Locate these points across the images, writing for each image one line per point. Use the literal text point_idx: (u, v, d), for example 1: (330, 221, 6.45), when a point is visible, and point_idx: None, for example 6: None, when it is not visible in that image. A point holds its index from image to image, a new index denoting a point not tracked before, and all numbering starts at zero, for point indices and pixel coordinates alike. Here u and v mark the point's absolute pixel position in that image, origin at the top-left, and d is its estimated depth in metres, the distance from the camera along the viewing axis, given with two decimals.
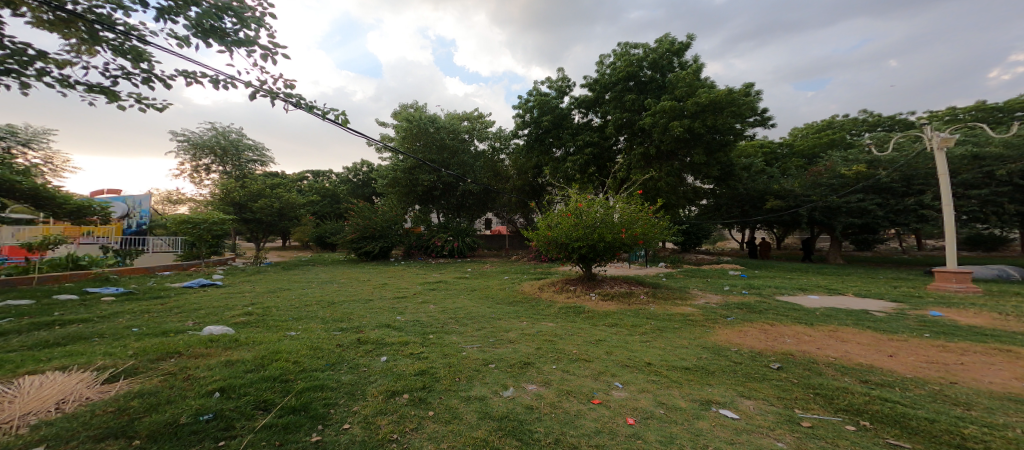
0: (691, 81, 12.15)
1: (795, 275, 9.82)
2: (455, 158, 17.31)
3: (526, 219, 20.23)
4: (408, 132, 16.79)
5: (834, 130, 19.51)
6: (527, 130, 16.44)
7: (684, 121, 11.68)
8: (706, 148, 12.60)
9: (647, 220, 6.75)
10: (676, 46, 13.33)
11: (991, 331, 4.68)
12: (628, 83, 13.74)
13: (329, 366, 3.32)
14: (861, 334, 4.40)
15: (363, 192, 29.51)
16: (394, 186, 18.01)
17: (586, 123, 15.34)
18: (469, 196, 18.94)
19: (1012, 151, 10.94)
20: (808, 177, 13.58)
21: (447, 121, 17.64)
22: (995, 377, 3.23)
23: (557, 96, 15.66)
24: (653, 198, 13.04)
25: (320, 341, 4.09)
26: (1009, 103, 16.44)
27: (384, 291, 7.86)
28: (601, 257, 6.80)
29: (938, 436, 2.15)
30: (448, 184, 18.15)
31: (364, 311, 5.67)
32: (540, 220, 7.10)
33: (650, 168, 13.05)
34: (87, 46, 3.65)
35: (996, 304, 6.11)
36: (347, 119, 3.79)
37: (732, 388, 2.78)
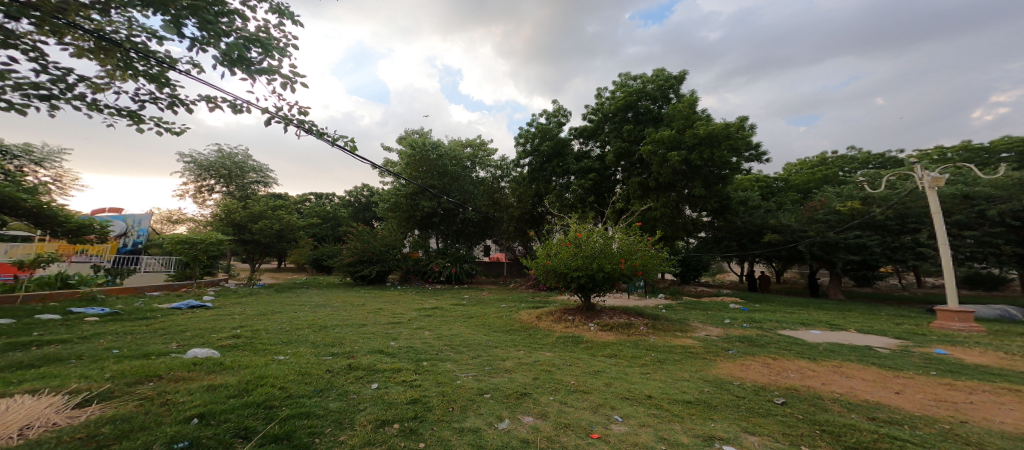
0: (688, 114, 12.53)
1: (796, 309, 9.70)
2: (455, 184, 17.54)
3: (525, 247, 20.18)
4: (412, 158, 17.06)
5: (828, 166, 19.93)
6: (528, 159, 16.74)
7: (681, 152, 11.93)
8: (705, 181, 12.77)
9: (646, 251, 6.72)
10: (673, 81, 13.79)
11: (1000, 371, 4.56)
12: (627, 113, 14.20)
13: (318, 392, 3.21)
14: (866, 370, 4.30)
15: (364, 216, 29.68)
16: (394, 210, 18.11)
17: (586, 151, 15.66)
18: (469, 223, 19.00)
19: (1001, 192, 11.17)
20: (805, 213, 13.71)
21: (450, 148, 17.96)
22: (1007, 417, 3.13)
23: (557, 126, 16.04)
24: (651, 229, 13.12)
25: (309, 366, 3.96)
26: (995, 145, 16.96)
27: (378, 316, 7.69)
28: (600, 287, 6.76)
29: None
30: (448, 210, 18.28)
31: (357, 336, 5.53)
32: (540, 248, 7.10)
33: (648, 199, 13.19)
34: (119, 71, 3.79)
35: (1000, 343, 6.01)
36: (355, 146, 3.85)
37: (735, 423, 2.68)
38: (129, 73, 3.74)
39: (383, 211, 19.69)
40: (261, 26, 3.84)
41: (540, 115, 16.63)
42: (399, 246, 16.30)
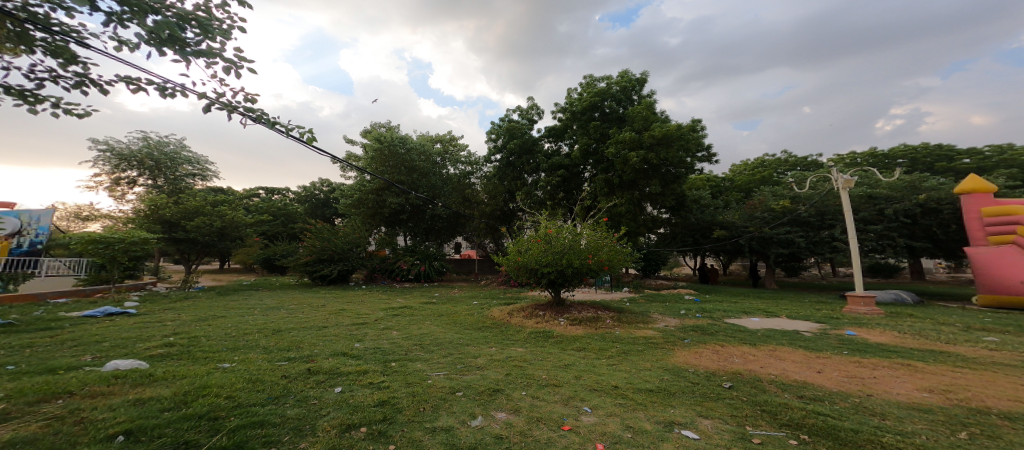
0: (646, 115, 13.14)
1: (740, 299, 10.62)
2: (424, 180, 17.17)
3: (497, 244, 20.15)
4: (378, 153, 16.48)
5: (765, 168, 21.92)
6: (499, 155, 16.75)
7: (641, 152, 12.50)
8: (663, 180, 13.51)
9: (612, 247, 6.95)
10: (635, 83, 14.36)
11: (900, 349, 5.33)
12: (593, 113, 14.64)
13: (272, 399, 3.01)
14: (795, 352, 4.84)
15: (324, 212, 27.99)
16: (359, 206, 17.44)
17: (556, 150, 16.03)
18: (438, 220, 18.74)
19: (897, 193, 12.98)
20: (746, 210, 14.95)
21: (418, 143, 17.56)
22: (902, 388, 3.69)
23: (528, 124, 16.17)
24: (615, 225, 13.71)
25: (261, 373, 3.71)
26: (892, 152, 19.59)
27: (341, 317, 7.31)
28: (569, 282, 6.94)
29: (862, 446, 2.45)
30: (417, 206, 17.81)
31: (316, 339, 5.23)
32: (511, 245, 7.18)
33: (614, 195, 13.72)
34: (13, 46, 3.22)
35: (897, 324, 7.02)
36: (313, 137, 3.44)
37: (691, 408, 2.91)
38: (25, 47, 3.19)
39: (345, 207, 18.84)
40: (200, 5, 3.47)
41: (514, 111, 16.71)
42: (362, 244, 15.62)
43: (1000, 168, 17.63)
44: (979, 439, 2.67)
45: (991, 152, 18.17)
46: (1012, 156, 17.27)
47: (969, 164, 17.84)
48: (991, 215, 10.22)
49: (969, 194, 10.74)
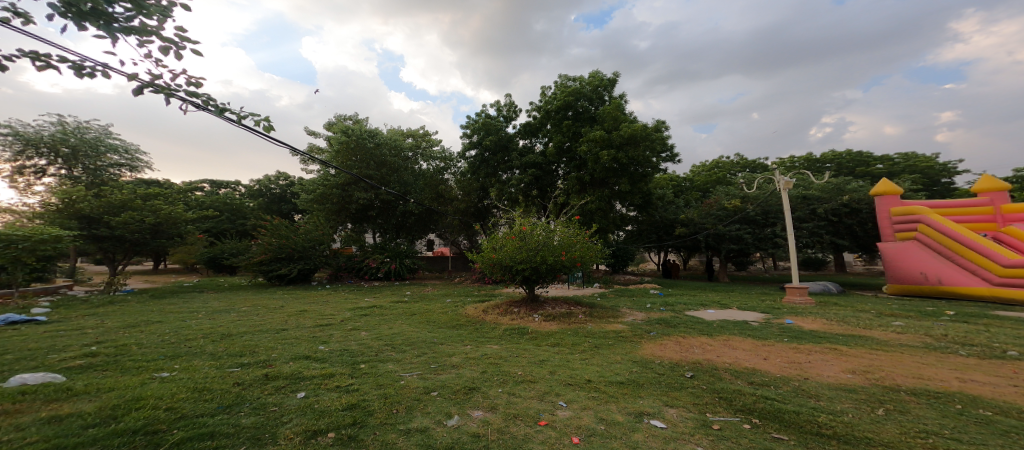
0: (616, 115, 13.53)
1: (699, 292, 11.34)
2: (394, 175, 16.75)
3: (471, 241, 19.77)
4: (344, 146, 15.79)
5: (720, 170, 23.47)
6: (473, 151, 16.45)
7: (611, 151, 12.88)
8: (631, 179, 14.00)
9: (584, 243, 7.09)
10: (606, 83, 14.72)
11: (833, 335, 5.93)
12: (566, 112, 14.89)
13: (223, 409, 2.78)
14: (745, 341, 5.24)
15: (279, 208, 26.26)
16: (322, 202, 16.66)
17: (530, 147, 16.04)
18: (410, 216, 18.29)
19: (827, 195, 14.40)
20: (704, 208, 15.87)
21: (387, 137, 17.02)
22: (833, 371, 4.12)
23: (504, 121, 16.04)
24: (587, 222, 14.09)
25: (209, 381, 3.41)
26: (823, 157, 21.73)
27: (303, 319, 6.90)
28: (543, 279, 7.01)
29: (804, 427, 2.69)
30: (387, 202, 17.23)
31: (274, 343, 4.91)
32: (485, 242, 7.15)
33: (586, 193, 14.12)
34: None
35: (830, 312, 7.82)
36: (270, 126, 3.13)
37: (658, 398, 3.05)
38: None
39: (306, 202, 17.90)
40: None
41: (491, 106, 16.49)
42: (325, 242, 14.85)
43: (906, 173, 20.13)
44: (894, 414, 3.04)
45: (900, 158, 20.68)
46: (915, 163, 19.79)
47: (883, 169, 20.21)
48: (899, 215, 11.58)
49: (883, 195, 12.08)
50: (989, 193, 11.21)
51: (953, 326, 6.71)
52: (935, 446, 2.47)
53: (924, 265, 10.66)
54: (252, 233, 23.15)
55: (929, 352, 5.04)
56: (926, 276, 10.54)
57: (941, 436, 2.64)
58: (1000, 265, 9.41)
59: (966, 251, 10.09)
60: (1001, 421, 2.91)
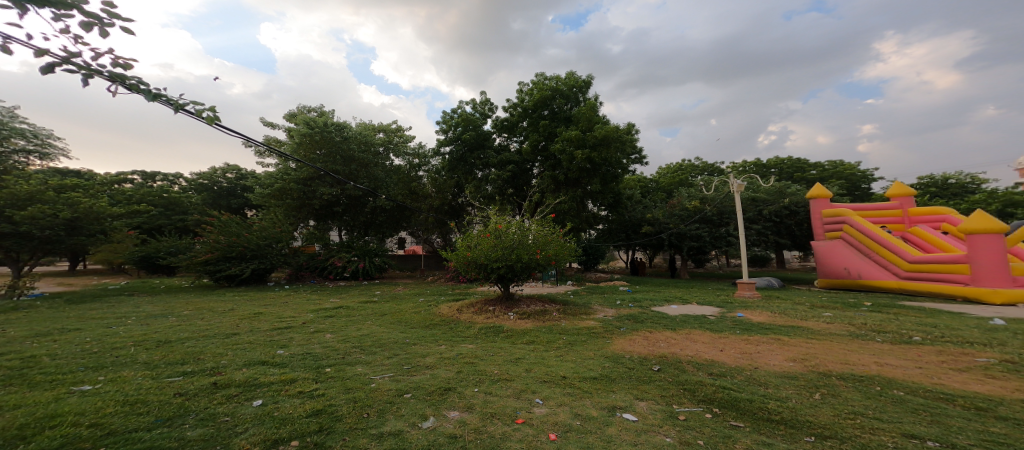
0: (590, 116, 13.81)
1: (665, 288, 11.85)
2: (364, 171, 16.19)
3: (444, 239, 19.30)
4: (307, 138, 15.03)
5: (683, 172, 24.85)
6: (449, 147, 16.11)
7: (585, 150, 13.13)
8: (603, 179, 14.40)
9: (559, 242, 7.16)
10: (581, 84, 14.95)
11: (778, 326, 6.41)
12: (543, 111, 15.07)
13: (163, 422, 2.53)
14: (705, 334, 5.54)
15: (228, 203, 24.44)
16: (280, 197, 15.71)
17: (506, 145, 15.97)
18: (380, 214, 17.70)
19: (773, 197, 15.56)
20: (668, 208, 16.61)
21: (356, 132, 16.38)
22: (779, 359, 4.47)
23: (481, 118, 15.84)
24: (560, 221, 14.41)
25: (144, 393, 3.10)
26: (769, 162, 23.51)
27: (258, 322, 6.46)
28: (517, 277, 7.02)
29: (756, 413, 2.90)
30: (354, 198, 16.54)
31: (224, 349, 4.55)
32: (460, 240, 7.06)
33: (560, 192, 14.35)
34: None
35: (777, 306, 8.46)
36: (218, 116, 2.85)
37: (629, 392, 3.16)
38: None
39: (261, 198, 16.81)
40: None
41: (468, 103, 16.30)
42: (284, 240, 14.02)
43: (835, 178, 22.23)
44: (828, 397, 3.34)
45: (831, 165, 22.78)
46: (843, 169, 21.88)
47: (817, 175, 22.18)
48: (829, 216, 12.73)
49: (816, 199, 13.15)
50: (899, 198, 12.58)
51: (871, 315, 7.54)
52: (863, 425, 2.74)
53: (848, 261, 11.82)
54: (195, 230, 21.33)
55: (854, 339, 5.61)
56: (849, 271, 11.74)
57: (868, 416, 2.93)
58: (906, 262, 10.49)
59: (881, 249, 11.21)
60: (913, 400, 3.27)
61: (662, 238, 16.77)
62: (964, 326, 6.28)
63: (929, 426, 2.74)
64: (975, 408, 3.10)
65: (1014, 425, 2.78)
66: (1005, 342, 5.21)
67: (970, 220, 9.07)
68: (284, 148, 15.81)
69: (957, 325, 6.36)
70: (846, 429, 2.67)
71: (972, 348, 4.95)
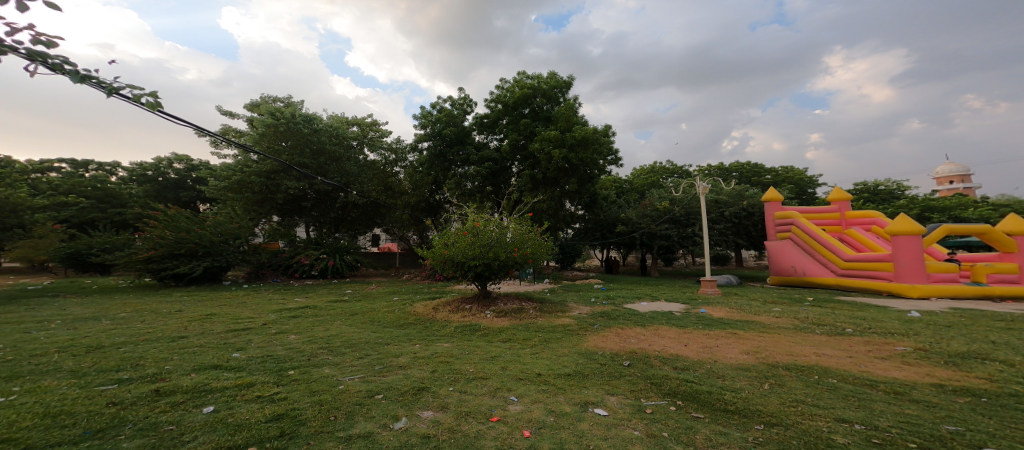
0: (569, 116, 13.96)
1: (637, 286, 12.25)
2: (335, 165, 15.57)
3: (420, 237, 18.92)
4: (272, 128, 14.24)
5: (654, 174, 25.73)
6: (427, 143, 15.82)
7: (563, 150, 13.28)
8: (580, 179, 14.59)
9: (535, 240, 7.18)
10: (562, 85, 15.08)
11: (736, 321, 6.78)
12: (523, 110, 15.07)
13: (91, 435, 2.31)
14: (674, 330, 5.76)
15: (176, 196, 22.72)
16: (239, 190, 14.85)
17: (486, 143, 15.89)
18: (351, 209, 17.15)
19: (733, 199, 16.40)
20: (641, 208, 17.11)
21: (326, 124, 15.71)
22: (737, 352, 4.72)
23: (460, 113, 15.61)
24: (538, 220, 14.58)
25: (70, 404, 2.83)
26: (731, 166, 24.74)
27: (210, 324, 6.06)
28: (495, 275, 6.98)
29: (714, 404, 3.04)
30: (323, 193, 15.89)
31: (169, 353, 4.23)
32: (436, 238, 6.94)
33: (538, 191, 14.42)
34: None
35: (737, 302, 8.94)
36: (159, 101, 2.69)
37: (601, 388, 3.22)
38: None
39: (216, 191, 15.77)
40: None
41: (446, 99, 16.04)
42: (242, 237, 13.31)
43: (787, 183, 23.77)
44: (777, 387, 3.57)
45: (784, 170, 24.32)
46: (794, 174, 23.43)
47: (771, 179, 23.62)
48: (779, 218, 13.51)
49: (770, 202, 13.92)
50: (838, 202, 13.61)
51: (814, 309, 8.15)
52: (805, 412, 2.94)
53: (795, 260, 12.69)
54: (134, 225, 19.64)
55: (798, 332, 6.01)
56: (795, 268, 12.60)
57: (808, 403, 3.15)
58: (843, 260, 11.35)
59: (822, 249, 12.07)
60: (844, 387, 3.56)
61: (635, 237, 17.25)
62: (887, 318, 6.90)
63: (858, 410, 2.99)
64: (894, 392, 3.42)
65: (926, 407, 3.08)
66: (920, 332, 5.78)
67: (895, 222, 9.92)
68: (245, 139, 14.91)
69: (884, 318, 6.97)
70: (792, 416, 2.85)
71: (893, 338, 5.45)
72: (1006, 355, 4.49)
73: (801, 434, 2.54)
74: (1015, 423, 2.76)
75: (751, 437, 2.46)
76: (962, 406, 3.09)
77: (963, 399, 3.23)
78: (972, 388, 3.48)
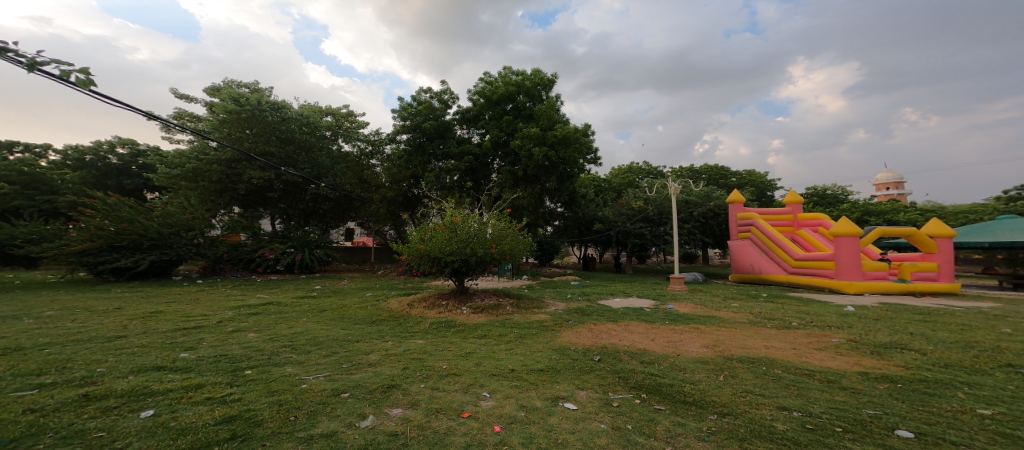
0: (550, 114, 13.98)
1: (615, 283, 12.51)
2: (306, 156, 14.96)
3: (397, 231, 18.48)
4: (234, 115, 13.45)
5: (631, 174, 26.34)
6: (406, 135, 15.48)
7: (543, 148, 13.31)
8: (559, 177, 14.70)
9: (514, 237, 7.17)
10: (545, 82, 15.04)
11: (698, 316, 7.07)
12: (506, 106, 14.97)
13: (4, 444, 2.09)
14: (645, 325, 5.94)
15: (121, 184, 21.11)
16: (193, 179, 14.09)
17: (467, 138, 15.72)
18: (324, 201, 16.53)
19: (701, 200, 17.03)
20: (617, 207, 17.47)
21: (296, 112, 14.98)
22: (699, 346, 4.94)
23: (441, 106, 15.32)
24: (518, 216, 14.55)
25: None
26: (702, 169, 25.64)
27: (157, 322, 5.69)
28: (472, 271, 6.92)
29: (675, 396, 3.17)
30: (291, 185, 15.21)
31: (106, 355, 3.94)
32: (413, 233, 6.80)
33: (518, 187, 14.36)
34: None
35: (700, 298, 9.35)
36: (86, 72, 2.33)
37: (571, 382, 3.29)
38: None
39: (170, 178, 14.77)
40: None
41: (427, 92, 15.72)
42: (195, 228, 12.61)
43: (750, 186, 24.98)
44: (732, 379, 3.76)
45: (748, 173, 25.50)
46: (757, 178, 24.62)
47: (736, 182, 24.73)
48: (741, 219, 14.15)
49: (734, 203, 14.57)
50: (791, 204, 14.42)
51: (767, 304, 8.69)
52: (752, 401, 3.12)
53: (753, 258, 13.41)
54: (68, 214, 18.03)
55: (753, 326, 6.36)
56: (753, 266, 13.35)
57: (755, 393, 3.34)
58: (793, 259, 12.07)
59: (775, 248, 12.78)
60: (787, 376, 3.81)
61: (611, 235, 17.61)
62: (828, 312, 7.43)
63: (796, 398, 3.20)
64: (828, 380, 3.70)
65: (852, 393, 3.35)
66: (853, 325, 6.27)
67: (837, 224, 10.68)
68: (203, 125, 14.01)
69: (824, 311, 7.49)
70: (742, 405, 3.03)
71: (830, 330, 5.89)
72: (922, 344, 4.94)
73: (748, 422, 2.69)
74: (924, 405, 3.05)
75: (707, 427, 2.58)
76: (882, 391, 3.38)
77: (883, 385, 3.53)
78: (892, 375, 3.81)
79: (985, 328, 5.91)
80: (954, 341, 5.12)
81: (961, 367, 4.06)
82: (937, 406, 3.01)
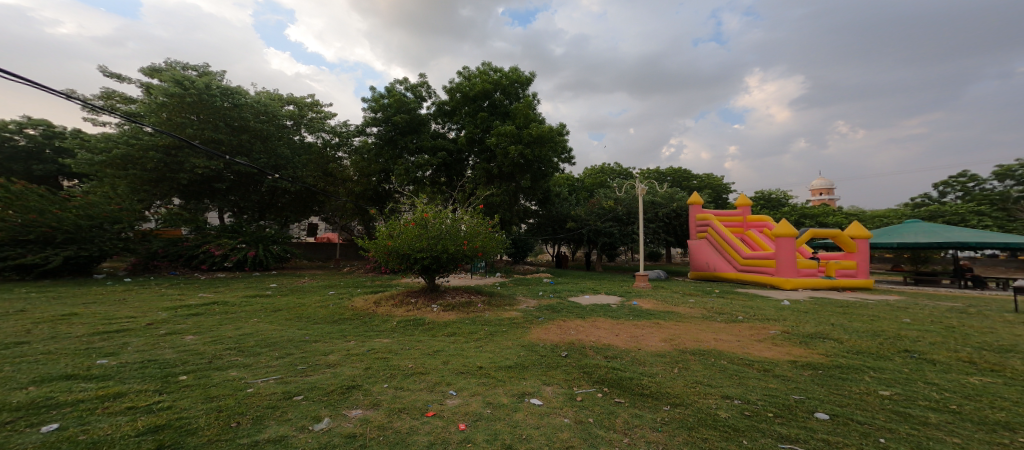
0: (526, 112, 14.05)
1: (584, 281, 12.73)
2: (261, 144, 14.33)
3: (365, 227, 17.96)
4: (177, 98, 12.56)
5: (602, 174, 26.96)
6: (376, 128, 15.12)
7: (519, 146, 13.34)
8: (533, 175, 14.86)
9: (487, 235, 7.17)
10: (521, 80, 15.08)
11: (658, 312, 7.36)
12: (482, 102, 14.93)
13: None
14: (612, 322, 6.11)
15: (37, 170, 19.26)
16: (126, 166, 13.04)
17: (443, 133, 15.53)
18: (282, 194, 15.98)
19: (665, 201, 17.69)
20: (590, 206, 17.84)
21: (251, 99, 14.22)
22: (657, 340, 5.18)
23: (415, 100, 15.04)
24: (492, 213, 14.49)
25: None
26: (667, 171, 26.62)
27: (75, 326, 5.24)
28: (443, 269, 6.85)
29: (635, 390, 3.30)
30: (242, 175, 14.51)
31: (5, 364, 3.57)
32: (380, 229, 6.66)
33: (491, 185, 14.32)
34: None
35: (659, 294, 9.74)
36: None
37: (538, 378, 3.35)
38: None
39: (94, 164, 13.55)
40: None
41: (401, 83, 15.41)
42: (123, 221, 11.63)
43: (708, 188, 26.27)
44: (687, 371, 3.96)
45: (706, 176, 26.75)
46: (715, 181, 25.94)
47: (697, 185, 25.91)
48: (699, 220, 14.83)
49: (694, 205, 15.30)
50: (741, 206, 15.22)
51: (718, 300, 9.20)
52: (701, 392, 3.30)
53: (708, 257, 14.08)
54: None
55: (705, 321, 6.71)
56: (708, 264, 14.04)
57: (703, 383, 3.54)
58: (742, 257, 12.80)
59: (727, 248, 13.48)
60: (731, 367, 4.05)
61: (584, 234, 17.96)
62: (769, 306, 7.97)
63: (738, 387, 3.42)
64: (763, 369, 3.97)
65: (782, 380, 3.61)
66: (787, 317, 6.76)
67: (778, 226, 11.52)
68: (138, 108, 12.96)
69: (762, 306, 8.02)
70: (692, 396, 3.21)
71: (767, 323, 6.32)
72: (840, 334, 5.39)
73: (696, 411, 2.86)
74: (837, 388, 3.35)
75: (661, 418, 2.70)
76: (808, 377, 3.68)
77: (808, 372, 3.83)
78: (814, 362, 4.15)
79: (890, 319, 6.52)
80: (865, 330, 5.62)
81: (869, 353, 4.47)
82: (857, 391, 3.32)
